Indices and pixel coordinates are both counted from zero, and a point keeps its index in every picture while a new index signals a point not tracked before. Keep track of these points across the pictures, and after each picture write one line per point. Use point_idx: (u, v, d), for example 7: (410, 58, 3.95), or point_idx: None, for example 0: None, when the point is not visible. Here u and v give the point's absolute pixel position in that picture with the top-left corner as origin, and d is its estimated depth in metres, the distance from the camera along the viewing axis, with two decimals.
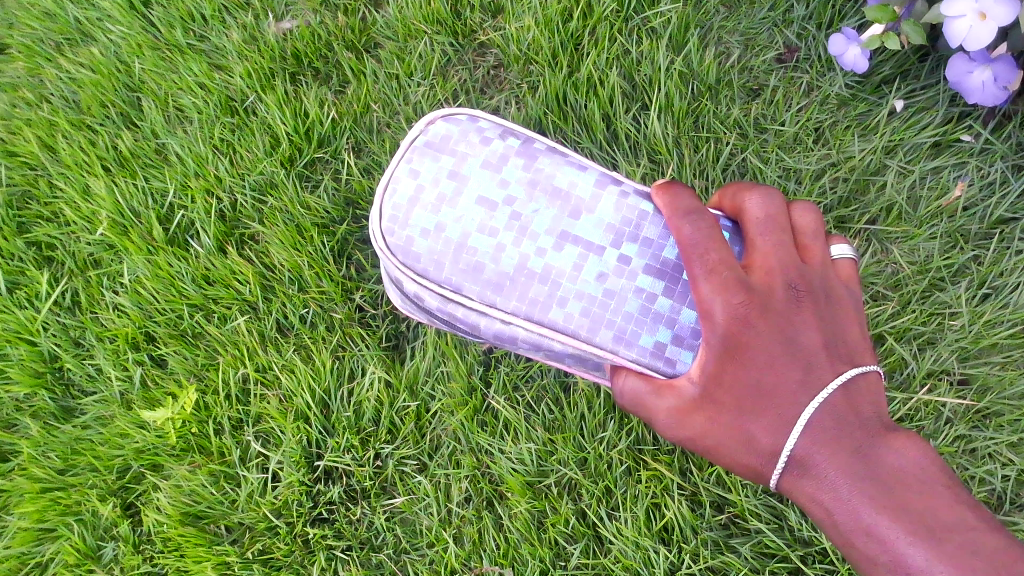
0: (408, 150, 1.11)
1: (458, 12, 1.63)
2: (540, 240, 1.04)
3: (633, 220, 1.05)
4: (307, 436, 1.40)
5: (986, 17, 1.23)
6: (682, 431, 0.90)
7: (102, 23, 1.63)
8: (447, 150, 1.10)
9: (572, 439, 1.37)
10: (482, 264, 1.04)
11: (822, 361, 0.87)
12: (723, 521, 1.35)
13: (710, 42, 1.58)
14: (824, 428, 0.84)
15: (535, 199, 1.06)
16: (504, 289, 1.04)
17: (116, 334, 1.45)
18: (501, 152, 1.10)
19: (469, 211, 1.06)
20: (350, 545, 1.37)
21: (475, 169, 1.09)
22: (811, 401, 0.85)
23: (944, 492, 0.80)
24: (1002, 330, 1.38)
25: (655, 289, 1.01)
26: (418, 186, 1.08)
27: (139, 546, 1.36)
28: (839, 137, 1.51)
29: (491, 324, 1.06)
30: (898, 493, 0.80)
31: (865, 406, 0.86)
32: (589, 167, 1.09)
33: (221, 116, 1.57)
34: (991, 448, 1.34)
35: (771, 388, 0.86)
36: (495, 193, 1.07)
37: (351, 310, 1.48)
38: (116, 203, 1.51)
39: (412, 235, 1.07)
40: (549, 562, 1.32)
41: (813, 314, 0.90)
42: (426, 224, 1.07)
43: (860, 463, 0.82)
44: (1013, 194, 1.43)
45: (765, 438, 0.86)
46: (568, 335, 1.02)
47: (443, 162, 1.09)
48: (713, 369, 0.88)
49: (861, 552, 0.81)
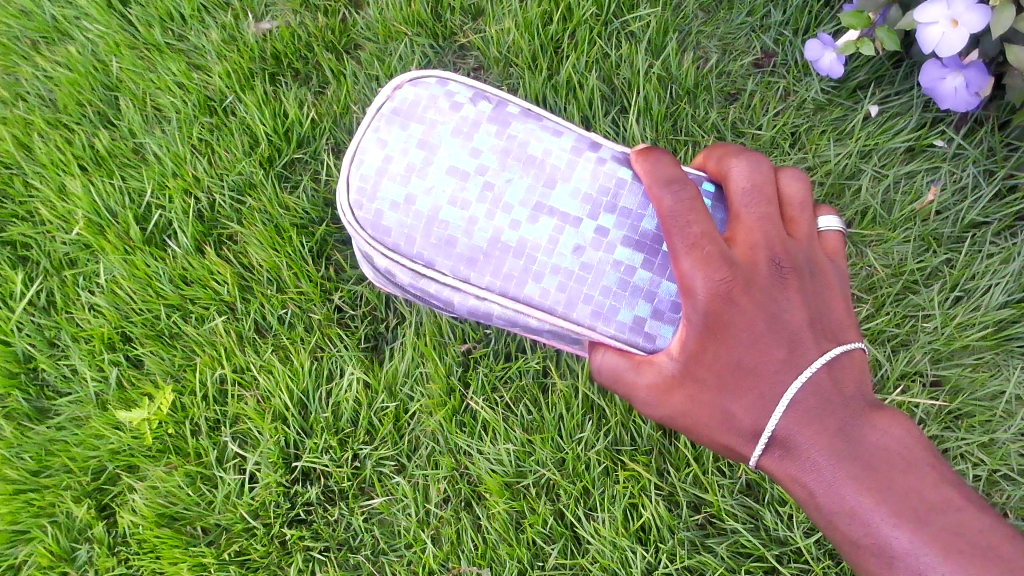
0: (376, 118, 1.10)
1: (438, 15, 1.64)
2: (514, 212, 1.05)
3: (610, 189, 1.05)
4: (285, 437, 1.39)
5: (958, 24, 1.25)
6: (662, 409, 0.92)
7: (80, 21, 1.63)
8: (416, 117, 1.10)
9: (550, 439, 1.36)
10: (455, 237, 1.05)
11: (806, 338, 0.88)
12: (701, 521, 1.35)
13: (688, 46, 1.60)
14: (807, 407, 0.85)
15: (508, 168, 1.07)
16: (478, 263, 1.04)
17: (92, 335, 1.44)
18: (472, 119, 1.10)
19: (440, 183, 1.06)
20: (328, 546, 1.37)
21: (445, 137, 1.09)
22: (795, 378, 0.86)
23: (930, 471, 0.82)
24: (974, 333, 1.39)
25: (633, 262, 1.02)
26: (386, 156, 1.08)
27: (114, 548, 1.35)
28: (814, 142, 1.53)
29: (465, 299, 1.06)
30: (883, 473, 0.81)
31: (848, 384, 0.87)
32: (564, 132, 1.10)
33: (199, 116, 1.57)
34: (962, 448, 1.34)
35: (753, 367, 0.87)
36: (467, 163, 1.07)
37: (330, 310, 1.47)
38: (92, 203, 1.51)
39: (381, 208, 1.07)
40: (526, 562, 1.32)
41: (794, 289, 0.91)
42: (396, 196, 1.07)
43: (845, 442, 0.84)
44: (984, 199, 1.44)
45: (745, 416, 0.87)
46: (545, 311, 1.03)
47: (412, 130, 1.09)
48: (692, 345, 0.89)
49: (844, 534, 0.82)
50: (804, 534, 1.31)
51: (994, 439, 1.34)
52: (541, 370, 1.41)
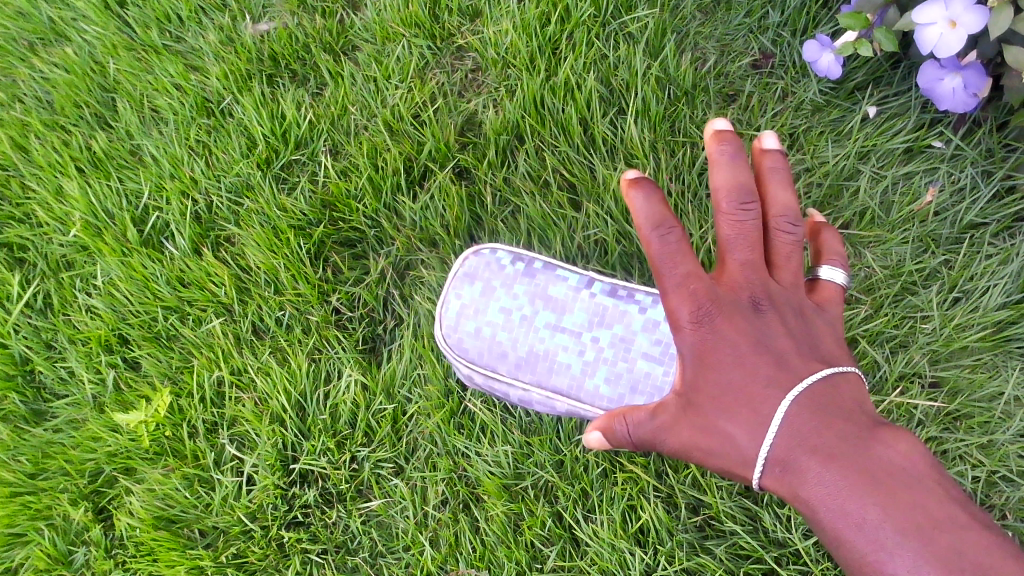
0: (454, 284, 1.26)
1: (436, 16, 1.65)
2: (542, 332, 1.20)
3: (617, 315, 1.19)
4: (282, 440, 1.39)
5: (956, 25, 1.25)
6: (671, 443, 0.84)
7: (77, 22, 1.66)
8: (482, 280, 1.25)
9: (548, 442, 1.36)
10: (506, 351, 1.21)
11: (796, 359, 0.81)
12: (699, 523, 1.34)
13: (686, 47, 1.61)
14: (804, 424, 0.76)
15: (539, 311, 1.21)
16: (529, 365, 1.20)
17: (89, 337, 1.44)
18: (516, 276, 1.24)
19: (494, 319, 1.22)
20: (326, 549, 1.36)
21: (500, 291, 1.23)
22: (785, 395, 0.77)
23: (935, 488, 0.70)
24: (972, 334, 1.38)
25: (653, 368, 1.14)
26: (462, 306, 1.24)
27: (111, 551, 1.35)
28: (812, 143, 1.53)
29: (515, 392, 1.23)
30: (884, 486, 0.70)
31: (849, 402, 0.78)
32: (583, 277, 1.23)
33: (197, 117, 1.58)
34: (962, 449, 1.32)
35: (745, 388, 0.80)
36: (513, 306, 1.22)
37: (328, 312, 1.46)
38: (89, 204, 1.51)
39: (464, 337, 1.23)
40: (525, 565, 1.31)
41: (783, 318, 0.84)
42: (475, 329, 1.23)
43: (846, 457, 0.73)
44: (983, 200, 1.44)
45: (741, 439, 0.79)
46: (569, 398, 1.18)
47: (479, 288, 1.24)
48: (690, 379, 0.84)
49: (851, 562, 0.70)
50: (803, 537, 1.30)
51: (993, 440, 1.33)
52: None
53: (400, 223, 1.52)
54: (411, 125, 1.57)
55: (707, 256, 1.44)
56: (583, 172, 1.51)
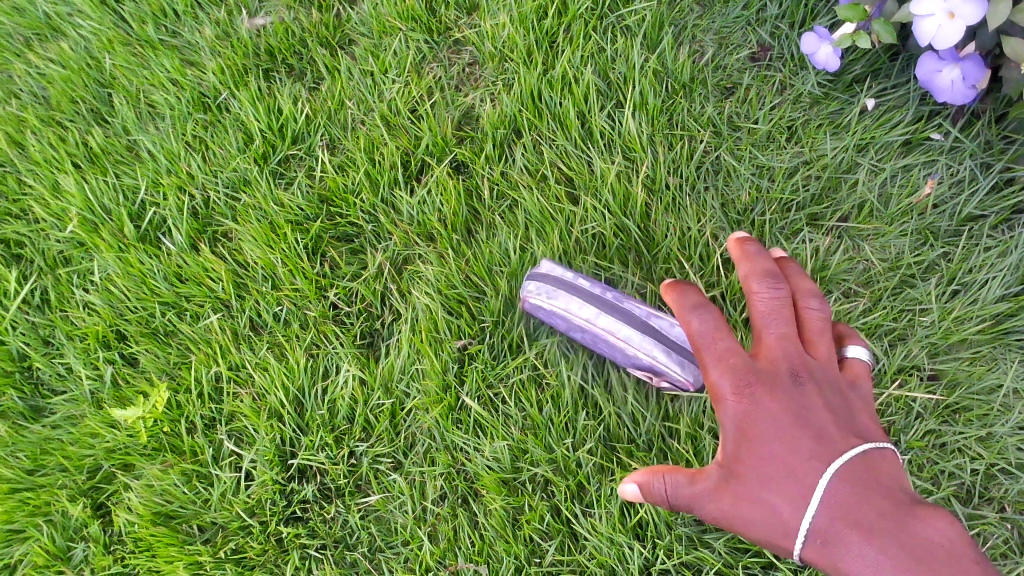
0: (545, 269, 1.36)
1: (433, 10, 1.65)
2: (632, 304, 1.31)
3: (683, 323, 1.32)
4: (281, 435, 1.38)
5: (955, 17, 1.24)
6: (711, 510, 0.89)
7: (72, 17, 1.67)
8: (571, 276, 1.34)
9: (544, 437, 1.35)
10: (592, 299, 1.29)
11: (838, 435, 0.87)
12: (698, 516, 1.32)
13: (684, 40, 1.60)
14: (847, 498, 0.82)
15: (631, 302, 1.32)
16: (614, 304, 1.29)
17: (87, 333, 1.44)
18: (603, 286, 1.34)
19: (585, 292, 1.31)
20: (325, 544, 1.35)
21: (590, 287, 1.32)
22: (826, 468, 0.84)
23: (970, 564, 0.78)
24: (971, 326, 1.37)
25: None
26: (557, 281, 1.33)
27: (110, 547, 1.34)
28: (811, 135, 1.52)
29: (591, 310, 1.29)
30: (922, 557, 0.77)
31: (884, 477, 0.85)
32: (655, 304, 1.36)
33: (193, 112, 1.59)
34: (960, 442, 1.31)
35: (789, 460, 0.85)
36: (612, 303, 1.30)
37: (326, 307, 1.46)
38: (86, 200, 1.51)
39: (555, 292, 1.31)
40: (523, 559, 1.30)
41: (822, 396, 0.91)
42: (564, 285, 1.32)
43: (886, 531, 0.80)
44: (981, 193, 1.43)
45: (785, 507, 0.84)
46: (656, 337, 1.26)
47: (572, 278, 1.33)
48: (731, 449, 0.89)
49: None
50: None
51: (992, 432, 1.31)
52: (537, 364, 1.41)
53: (398, 218, 1.51)
54: (408, 119, 1.57)
55: (705, 250, 1.44)
56: (581, 166, 1.51)
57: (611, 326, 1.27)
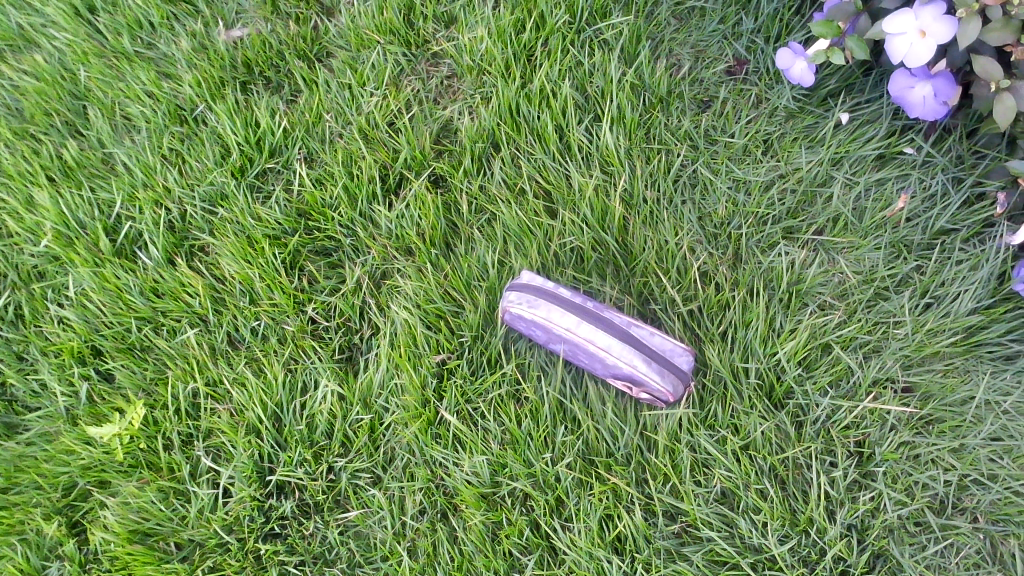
0: (525, 278, 1.36)
1: (411, 24, 1.67)
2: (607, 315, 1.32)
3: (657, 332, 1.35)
4: (259, 451, 1.37)
5: (926, 36, 1.27)
6: None
7: (46, 29, 1.67)
8: (550, 284, 1.35)
9: (522, 452, 1.34)
10: (571, 309, 1.30)
11: None
12: (676, 530, 1.31)
13: (661, 54, 1.63)
14: None
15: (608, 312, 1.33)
16: (594, 315, 1.30)
17: (62, 348, 1.43)
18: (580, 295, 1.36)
19: (564, 301, 1.32)
20: (303, 561, 1.32)
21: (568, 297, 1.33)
22: None
23: None
24: (944, 339, 1.37)
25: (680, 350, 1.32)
26: (536, 291, 1.33)
27: (86, 565, 1.31)
28: (786, 149, 1.54)
29: (570, 319, 1.29)
30: None
31: None
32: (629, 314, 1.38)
33: (169, 125, 1.59)
34: (934, 453, 1.31)
35: None
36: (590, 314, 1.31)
37: (304, 322, 1.45)
38: (61, 214, 1.51)
39: (535, 302, 1.32)
40: (503, 574, 1.28)
41: None
42: (544, 294, 1.32)
43: None
44: (953, 207, 1.45)
45: None
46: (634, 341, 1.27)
47: (552, 288, 1.34)
48: None
49: None
50: (778, 542, 1.26)
51: (964, 444, 1.31)
52: (516, 377, 1.41)
53: (377, 231, 1.51)
54: (386, 132, 1.57)
55: (682, 263, 1.44)
56: (559, 180, 1.52)
57: (592, 335, 1.28)
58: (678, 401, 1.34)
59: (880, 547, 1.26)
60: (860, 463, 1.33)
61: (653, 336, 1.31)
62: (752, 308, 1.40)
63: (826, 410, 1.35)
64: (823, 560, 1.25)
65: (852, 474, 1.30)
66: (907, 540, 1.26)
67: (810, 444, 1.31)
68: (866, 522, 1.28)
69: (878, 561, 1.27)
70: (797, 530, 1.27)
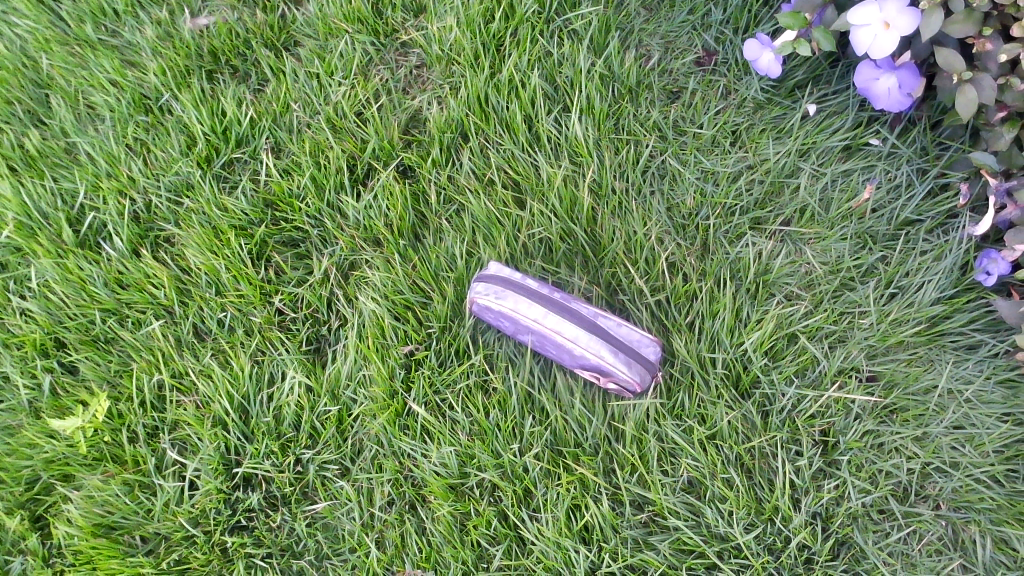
0: (493, 269, 1.36)
1: (380, 13, 1.66)
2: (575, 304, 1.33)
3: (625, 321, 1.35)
4: (225, 443, 1.35)
5: (890, 27, 1.28)
6: None
7: (8, 16, 1.65)
8: (518, 275, 1.35)
9: (490, 443, 1.34)
10: (538, 300, 1.31)
11: None
12: (644, 520, 1.31)
13: (631, 44, 1.63)
14: None
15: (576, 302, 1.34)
16: (561, 305, 1.30)
17: (24, 341, 1.41)
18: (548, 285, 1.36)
19: (531, 293, 1.32)
20: (270, 553, 1.31)
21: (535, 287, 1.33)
22: None
23: None
24: (907, 328, 1.38)
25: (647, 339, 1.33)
26: (503, 283, 1.33)
27: (49, 560, 1.29)
28: (754, 140, 1.55)
29: (536, 311, 1.30)
30: None
31: None
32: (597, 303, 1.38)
33: (134, 114, 1.57)
34: (897, 442, 1.32)
35: None
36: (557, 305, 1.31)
37: (271, 313, 1.44)
38: (22, 204, 1.48)
39: (502, 294, 1.32)
40: (471, 564, 1.28)
41: None
42: (510, 285, 1.33)
43: None
44: (917, 197, 1.46)
45: None
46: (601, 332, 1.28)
47: (519, 278, 1.34)
48: None
49: None
50: (744, 531, 1.27)
51: (927, 432, 1.33)
52: (484, 368, 1.40)
53: (345, 222, 1.50)
54: (354, 122, 1.56)
55: (650, 253, 1.45)
56: (527, 170, 1.52)
57: (558, 326, 1.28)
58: (645, 392, 1.35)
59: (844, 535, 1.28)
60: (825, 451, 1.34)
61: (621, 326, 1.31)
62: (719, 298, 1.41)
63: (792, 399, 1.36)
64: (788, 548, 1.26)
65: (817, 463, 1.31)
66: (870, 528, 1.28)
67: (776, 433, 1.32)
68: (831, 510, 1.29)
69: (842, 549, 1.28)
70: (763, 518, 1.28)
